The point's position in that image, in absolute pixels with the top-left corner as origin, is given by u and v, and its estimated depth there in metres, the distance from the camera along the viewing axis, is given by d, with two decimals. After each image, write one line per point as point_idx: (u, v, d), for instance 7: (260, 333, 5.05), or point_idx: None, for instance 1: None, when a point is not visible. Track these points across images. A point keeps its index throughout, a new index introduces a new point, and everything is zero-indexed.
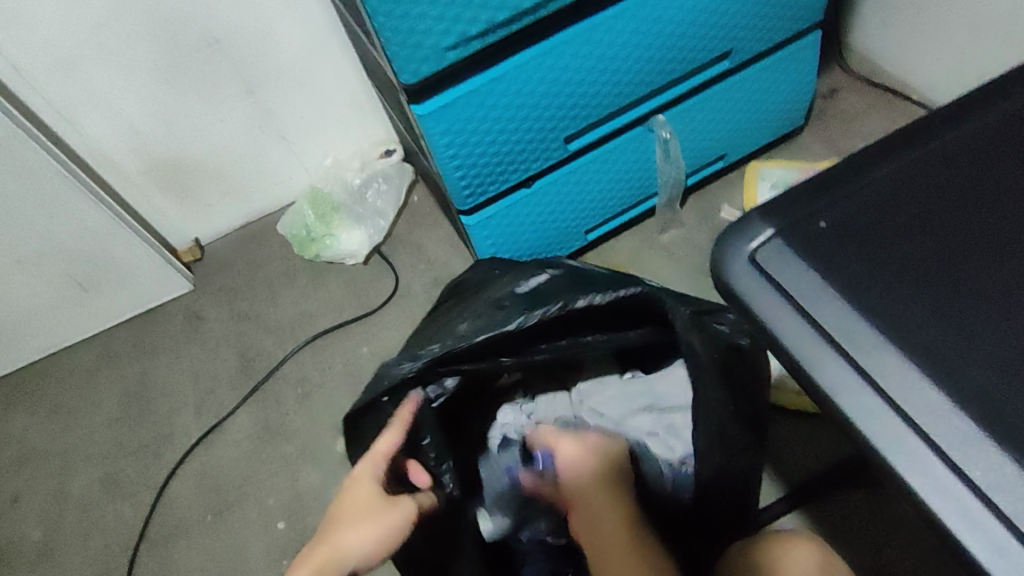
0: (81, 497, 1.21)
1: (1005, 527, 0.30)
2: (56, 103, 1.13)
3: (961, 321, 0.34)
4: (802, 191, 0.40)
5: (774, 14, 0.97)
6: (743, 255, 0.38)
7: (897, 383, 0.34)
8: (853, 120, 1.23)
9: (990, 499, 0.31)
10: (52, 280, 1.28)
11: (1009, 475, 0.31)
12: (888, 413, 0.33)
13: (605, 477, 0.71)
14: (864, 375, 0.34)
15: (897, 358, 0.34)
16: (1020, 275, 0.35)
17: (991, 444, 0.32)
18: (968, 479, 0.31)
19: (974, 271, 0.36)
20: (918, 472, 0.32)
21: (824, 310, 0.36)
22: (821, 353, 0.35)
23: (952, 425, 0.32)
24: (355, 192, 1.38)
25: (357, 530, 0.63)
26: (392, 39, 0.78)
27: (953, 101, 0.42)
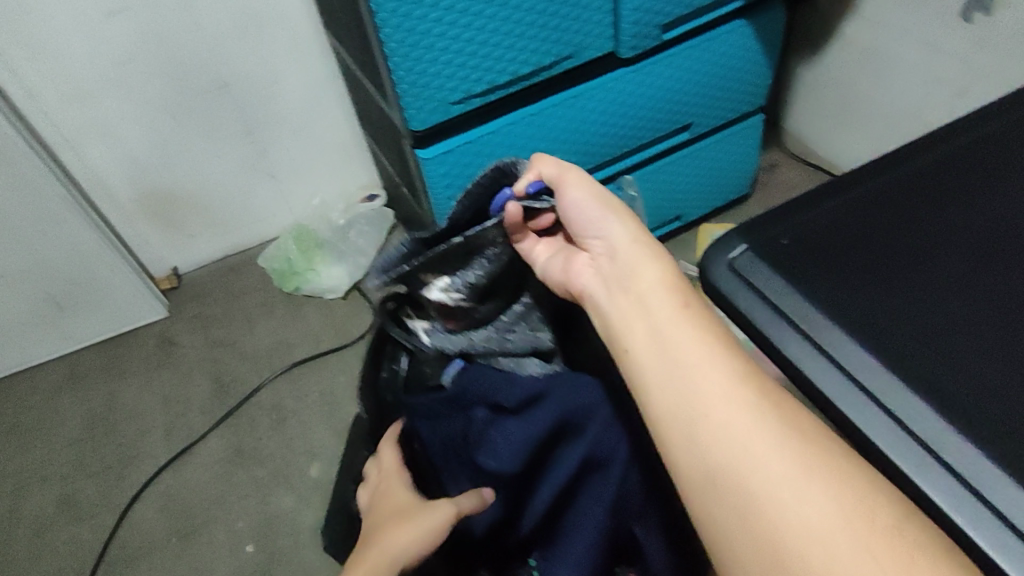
0: (37, 517, 1.19)
1: (923, 449, 0.36)
2: (61, 128, 1.18)
3: (901, 316, 0.42)
4: (770, 217, 0.48)
5: (726, 97, 1.14)
6: (723, 263, 0.47)
7: (858, 362, 0.40)
8: (788, 192, 1.41)
9: (913, 431, 0.37)
10: (27, 298, 1.29)
11: (953, 438, 0.36)
12: (836, 372, 0.40)
13: (634, 222, 0.59)
14: (827, 355, 0.41)
15: (853, 344, 0.41)
16: (948, 284, 0.43)
17: (911, 391, 0.38)
18: (920, 440, 0.37)
19: (911, 278, 0.44)
20: (861, 415, 0.38)
21: (790, 304, 0.43)
22: (790, 338, 0.42)
23: (884, 377, 0.39)
24: (339, 231, 1.46)
25: (399, 528, 0.61)
26: (407, 91, 0.89)
27: (885, 153, 0.51)
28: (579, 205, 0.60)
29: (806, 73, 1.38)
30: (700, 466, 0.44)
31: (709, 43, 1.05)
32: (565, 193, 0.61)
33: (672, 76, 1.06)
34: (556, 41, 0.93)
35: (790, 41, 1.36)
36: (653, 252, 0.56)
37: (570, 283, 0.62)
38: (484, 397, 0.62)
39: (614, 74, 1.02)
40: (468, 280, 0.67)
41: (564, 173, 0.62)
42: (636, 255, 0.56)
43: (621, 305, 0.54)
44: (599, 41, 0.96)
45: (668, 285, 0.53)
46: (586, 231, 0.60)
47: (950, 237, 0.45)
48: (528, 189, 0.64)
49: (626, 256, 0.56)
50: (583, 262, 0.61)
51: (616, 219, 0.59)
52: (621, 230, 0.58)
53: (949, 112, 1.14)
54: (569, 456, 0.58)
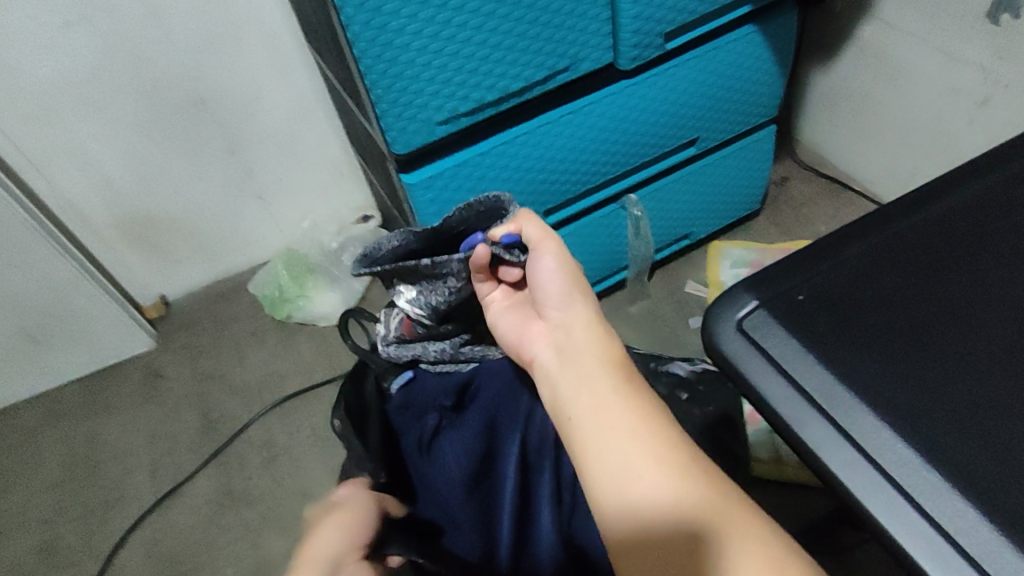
0: (16, 565, 1.13)
1: (969, 566, 0.32)
2: (33, 154, 1.13)
3: (935, 393, 0.37)
4: (783, 268, 0.44)
5: (735, 110, 1.07)
6: (731, 323, 0.42)
7: (891, 453, 0.35)
8: (802, 206, 1.33)
9: (957, 541, 0.33)
10: (6, 333, 1.24)
11: (1007, 559, 0.32)
12: (865, 466, 0.35)
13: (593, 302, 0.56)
14: (853, 443, 0.36)
15: (885, 431, 0.36)
16: (984, 354, 0.39)
17: (957, 494, 0.34)
18: (967, 554, 0.32)
19: (944, 346, 0.39)
20: (892, 517, 0.34)
21: (810, 376, 0.39)
22: (811, 420, 0.37)
23: (921, 474, 0.35)
24: (332, 254, 1.40)
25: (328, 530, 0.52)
26: (388, 111, 0.83)
27: (908, 192, 0.46)
28: (546, 270, 0.58)
29: (820, 80, 1.30)
30: (627, 528, 0.43)
31: (715, 52, 0.98)
32: (537, 257, 0.58)
33: (675, 89, 0.99)
34: (549, 54, 0.86)
35: (802, 46, 1.29)
36: (601, 331, 0.54)
37: (523, 347, 0.60)
38: (431, 401, 0.69)
39: (613, 88, 0.95)
40: (432, 301, 0.67)
41: (544, 235, 0.59)
42: (583, 329, 0.54)
43: (570, 374, 0.52)
44: (596, 52, 0.90)
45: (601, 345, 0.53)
46: (544, 299, 0.58)
47: (982, 297, 0.41)
48: (502, 239, 0.61)
49: (578, 333, 0.55)
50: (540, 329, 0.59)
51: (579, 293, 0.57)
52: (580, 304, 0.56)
53: (971, 120, 1.07)
54: (508, 456, 0.66)
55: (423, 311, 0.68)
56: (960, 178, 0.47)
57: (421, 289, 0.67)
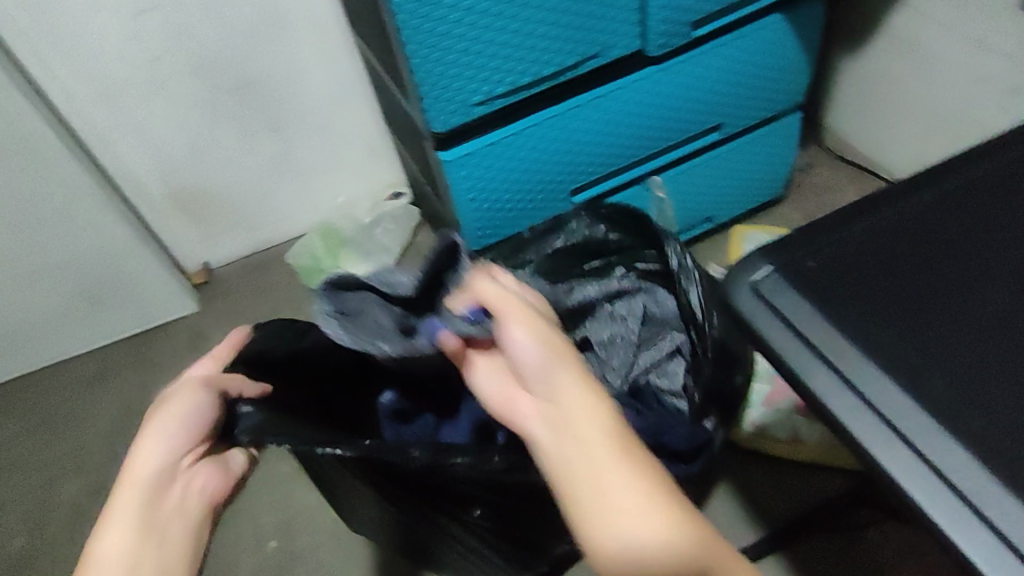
0: (74, 504, 1.23)
1: (956, 497, 0.37)
2: (98, 127, 1.21)
3: (925, 352, 0.43)
4: (797, 238, 0.49)
5: (761, 96, 1.09)
6: (747, 285, 0.47)
7: (892, 402, 0.41)
8: (827, 192, 1.35)
9: (950, 479, 0.38)
10: (66, 292, 1.33)
11: (993, 493, 0.37)
12: (870, 414, 0.41)
13: (578, 368, 0.51)
14: (856, 392, 0.42)
15: (886, 383, 0.42)
16: (972, 321, 0.43)
17: (950, 438, 0.39)
18: (954, 486, 0.38)
19: (935, 312, 0.44)
20: (890, 455, 0.39)
21: (819, 333, 0.44)
22: (819, 370, 0.43)
23: (916, 418, 0.40)
24: (364, 229, 1.45)
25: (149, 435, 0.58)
26: (428, 93, 0.87)
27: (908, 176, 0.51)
28: (520, 340, 0.52)
29: (849, 69, 1.31)
30: None
31: (742, 39, 1.00)
32: (509, 329, 0.53)
33: (704, 76, 1.02)
34: (580, 40, 0.90)
35: (831, 34, 1.30)
36: (592, 394, 0.49)
37: (506, 419, 0.54)
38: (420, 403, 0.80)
39: (641, 72, 0.99)
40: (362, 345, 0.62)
41: (510, 301, 0.55)
42: (571, 398, 0.49)
43: (560, 453, 0.47)
44: (625, 39, 0.93)
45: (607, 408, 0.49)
46: (527, 371, 0.52)
47: (974, 272, 0.46)
48: (466, 312, 0.59)
49: (566, 407, 0.49)
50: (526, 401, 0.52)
51: (565, 363, 0.51)
52: (563, 367, 0.51)
53: (1003, 109, 1.08)
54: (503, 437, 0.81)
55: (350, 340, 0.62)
56: (953, 166, 0.51)
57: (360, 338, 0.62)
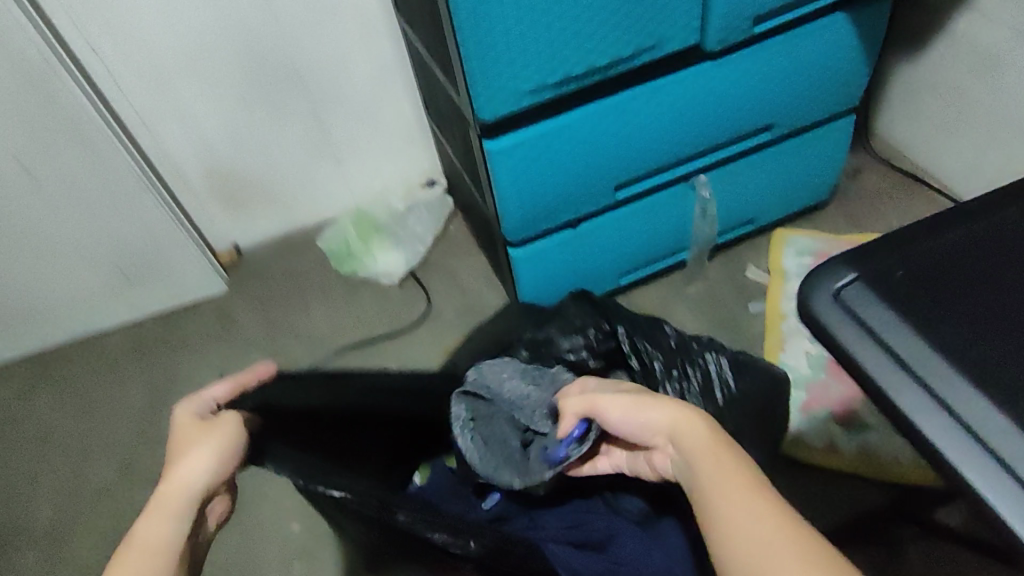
0: (102, 481, 1.23)
1: None
2: (138, 108, 1.20)
3: None
4: (883, 245, 0.46)
5: (815, 97, 1.05)
6: (829, 292, 0.44)
7: (988, 424, 0.38)
8: (873, 199, 1.31)
9: None
10: (98, 269, 1.32)
11: None
12: (963, 434, 0.38)
13: (680, 411, 0.57)
14: (949, 410, 0.38)
15: (981, 402, 0.38)
16: None
17: None
18: None
19: None
20: (988, 481, 0.36)
21: (908, 348, 0.41)
22: (906, 386, 0.40)
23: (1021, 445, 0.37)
24: (398, 217, 1.45)
25: (189, 461, 0.53)
26: (477, 80, 0.85)
27: (1004, 186, 0.48)
28: (616, 415, 0.61)
29: (906, 71, 1.27)
30: None
31: (801, 36, 0.97)
32: (605, 416, 0.62)
33: (759, 74, 0.99)
34: (638, 31, 0.87)
35: (889, 35, 1.26)
36: (707, 435, 0.54)
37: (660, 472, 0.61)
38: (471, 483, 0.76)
39: (694, 67, 0.96)
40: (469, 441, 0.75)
41: (594, 399, 0.63)
42: (688, 442, 0.54)
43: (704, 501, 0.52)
44: (683, 32, 0.90)
45: (716, 437, 0.54)
46: (641, 436, 0.59)
47: None
48: (575, 430, 0.66)
49: (690, 450, 0.54)
50: (658, 454, 0.59)
51: (661, 413, 0.57)
52: (657, 413, 0.57)
53: None
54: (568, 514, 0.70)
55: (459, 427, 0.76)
56: None
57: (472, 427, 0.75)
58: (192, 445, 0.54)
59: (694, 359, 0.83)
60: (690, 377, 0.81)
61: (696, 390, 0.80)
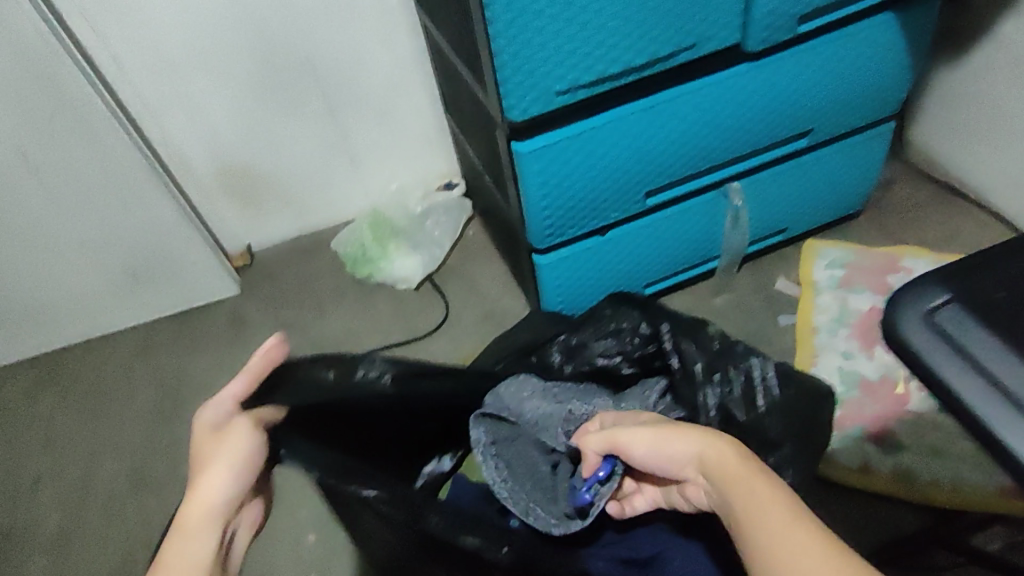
0: (108, 486, 1.19)
1: None
2: (147, 100, 1.17)
3: None
4: (976, 263, 0.42)
5: (855, 103, 1.02)
6: (922, 313, 0.40)
7: None
8: (908, 211, 1.27)
9: None
10: (108, 267, 1.29)
11: None
12: None
13: (709, 435, 0.52)
14: None
15: None
16: None
17: None
18: None
19: None
20: None
21: (1014, 379, 0.37)
22: (1014, 421, 0.35)
23: None
24: (415, 220, 1.40)
25: (205, 477, 0.48)
26: (509, 77, 0.81)
27: None
28: (640, 450, 0.56)
29: (945, 79, 1.23)
30: None
31: (846, 39, 0.93)
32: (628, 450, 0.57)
33: (800, 77, 0.95)
34: (680, 30, 0.83)
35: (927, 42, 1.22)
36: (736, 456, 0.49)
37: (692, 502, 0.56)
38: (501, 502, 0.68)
39: (734, 69, 0.92)
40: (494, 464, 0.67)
41: (614, 432, 0.59)
42: (720, 463, 0.49)
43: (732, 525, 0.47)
44: (725, 32, 0.86)
45: (745, 457, 0.49)
46: (670, 471, 0.54)
47: None
48: (603, 472, 0.62)
49: (721, 475, 0.49)
50: (690, 487, 0.54)
51: (685, 438, 0.53)
52: (681, 444, 0.53)
53: None
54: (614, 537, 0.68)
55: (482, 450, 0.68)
56: None
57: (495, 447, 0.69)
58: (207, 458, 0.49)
59: (738, 363, 0.75)
60: (732, 382, 0.74)
61: (739, 397, 0.74)
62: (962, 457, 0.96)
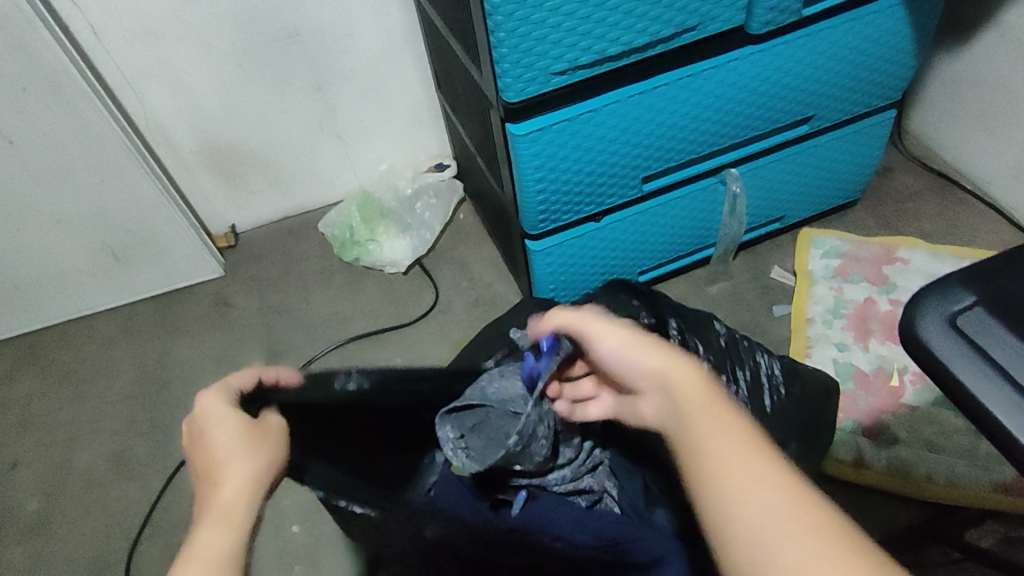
0: (88, 471, 1.16)
1: None
2: (126, 72, 1.12)
3: None
4: (1002, 264, 0.41)
5: (859, 89, 0.99)
6: (946, 316, 0.38)
7: None
8: (906, 199, 1.25)
9: None
10: (86, 246, 1.25)
11: None
12: None
13: (678, 356, 0.48)
14: None
15: None
16: None
17: None
18: None
19: None
20: None
21: None
22: None
23: None
24: (405, 201, 1.37)
25: (244, 460, 0.46)
26: (506, 56, 0.78)
27: None
28: (607, 350, 0.51)
29: (948, 66, 1.21)
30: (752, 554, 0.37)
31: (853, 23, 0.91)
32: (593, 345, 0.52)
33: (804, 61, 0.92)
34: (683, 10, 0.80)
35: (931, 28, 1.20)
36: (700, 380, 0.46)
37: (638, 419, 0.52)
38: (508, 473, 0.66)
39: (738, 52, 0.89)
40: (476, 449, 0.64)
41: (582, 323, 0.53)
42: (684, 384, 0.45)
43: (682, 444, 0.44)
44: (729, 13, 0.83)
45: (712, 383, 0.46)
46: (629, 382, 0.50)
47: None
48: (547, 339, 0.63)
49: (682, 397, 0.45)
50: (642, 405, 0.50)
51: (657, 353, 0.48)
52: (655, 354, 0.48)
53: None
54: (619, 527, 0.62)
55: (457, 447, 0.64)
56: None
57: (469, 436, 0.65)
58: (243, 443, 0.47)
59: (745, 361, 0.77)
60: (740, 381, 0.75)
61: (746, 395, 0.74)
62: (957, 453, 0.96)
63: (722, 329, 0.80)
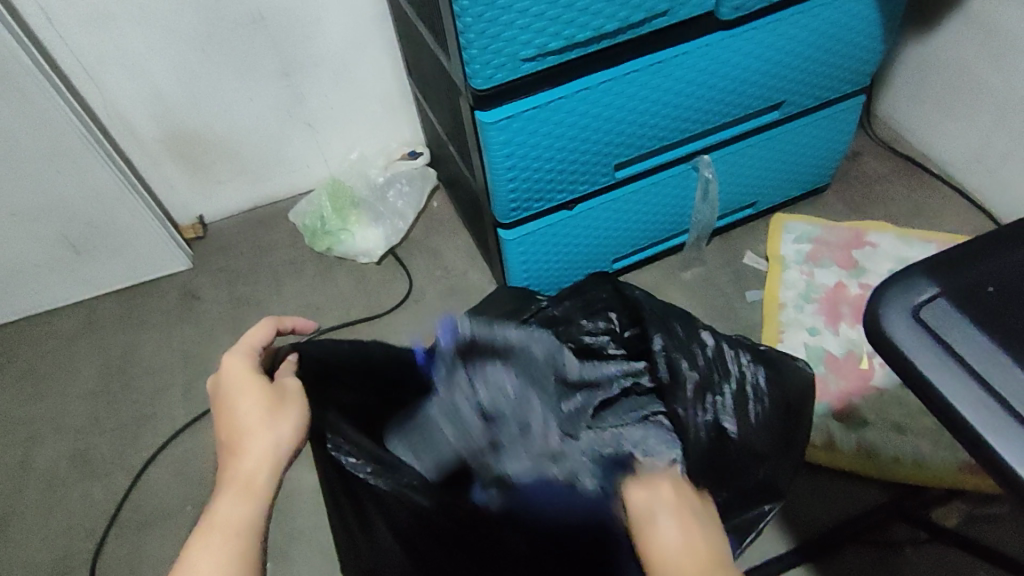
0: (52, 470, 1.13)
1: None
2: (81, 58, 1.08)
3: None
4: (963, 256, 0.41)
5: (828, 75, 1.00)
6: (909, 309, 0.39)
7: None
8: (874, 184, 1.27)
9: None
10: (43, 239, 1.21)
11: None
12: None
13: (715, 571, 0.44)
14: None
15: None
16: None
17: None
18: None
19: None
20: None
21: (1002, 378, 0.36)
22: (1006, 425, 0.34)
23: None
24: (377, 189, 1.34)
25: (260, 435, 0.51)
26: (473, 42, 0.76)
27: None
28: None
29: (915, 52, 1.22)
30: None
31: (822, 9, 0.91)
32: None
33: (774, 47, 0.92)
34: None
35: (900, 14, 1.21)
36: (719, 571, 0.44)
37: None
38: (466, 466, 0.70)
39: (710, 38, 0.89)
40: (426, 455, 0.69)
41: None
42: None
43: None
44: None
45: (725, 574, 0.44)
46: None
47: None
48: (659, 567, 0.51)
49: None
50: None
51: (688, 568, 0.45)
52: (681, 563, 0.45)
53: None
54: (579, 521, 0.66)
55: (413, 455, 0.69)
56: None
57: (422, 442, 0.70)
58: (265, 413, 0.52)
59: (730, 372, 0.77)
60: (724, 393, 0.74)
61: (730, 405, 0.74)
62: (921, 433, 0.98)
63: (709, 339, 0.79)
